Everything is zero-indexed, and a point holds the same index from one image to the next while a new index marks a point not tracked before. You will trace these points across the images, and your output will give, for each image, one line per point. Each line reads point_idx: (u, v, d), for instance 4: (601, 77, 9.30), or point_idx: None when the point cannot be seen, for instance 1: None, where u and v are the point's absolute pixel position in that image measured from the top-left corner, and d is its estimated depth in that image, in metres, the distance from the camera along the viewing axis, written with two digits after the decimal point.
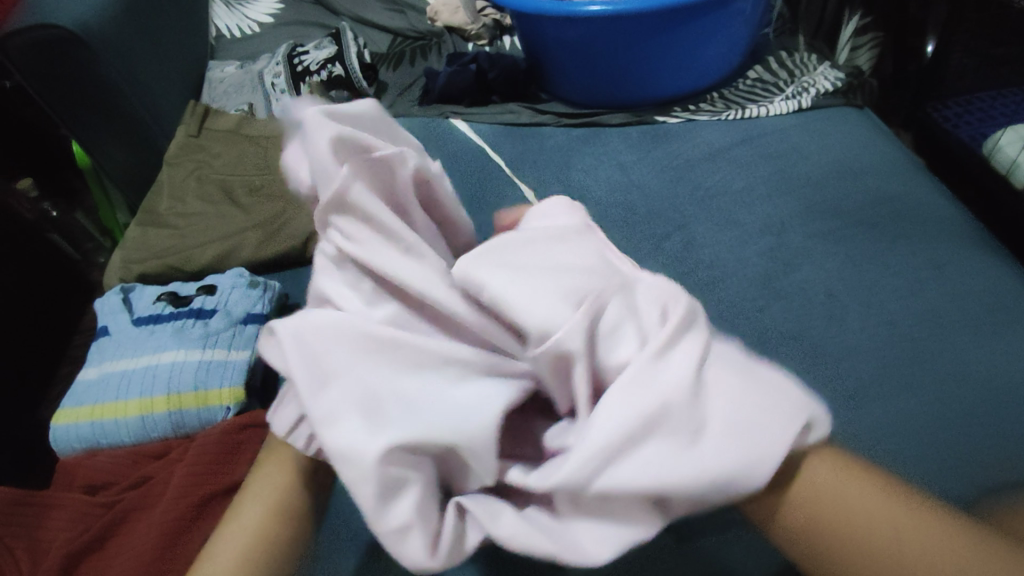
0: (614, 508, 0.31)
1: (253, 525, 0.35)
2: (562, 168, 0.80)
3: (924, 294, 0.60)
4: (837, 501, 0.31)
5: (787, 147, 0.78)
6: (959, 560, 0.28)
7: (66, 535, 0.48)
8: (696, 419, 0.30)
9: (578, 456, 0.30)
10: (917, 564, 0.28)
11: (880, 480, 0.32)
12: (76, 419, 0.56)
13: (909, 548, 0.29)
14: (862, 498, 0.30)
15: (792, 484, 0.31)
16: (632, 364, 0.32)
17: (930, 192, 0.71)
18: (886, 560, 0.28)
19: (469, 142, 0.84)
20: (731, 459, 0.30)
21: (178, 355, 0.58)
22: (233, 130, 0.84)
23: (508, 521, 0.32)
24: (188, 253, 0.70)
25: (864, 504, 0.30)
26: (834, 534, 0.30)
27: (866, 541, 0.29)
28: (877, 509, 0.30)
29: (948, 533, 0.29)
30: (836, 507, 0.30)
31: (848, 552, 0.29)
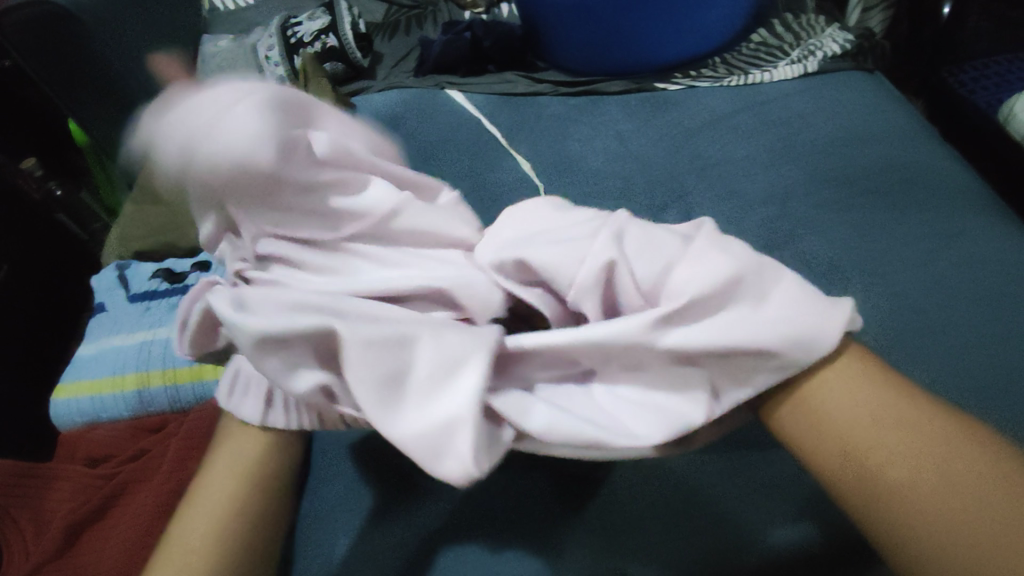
0: (672, 379, 0.32)
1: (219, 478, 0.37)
2: (558, 138, 0.78)
3: (929, 265, 0.59)
4: (858, 418, 0.28)
5: (791, 113, 0.76)
6: (971, 480, 0.25)
7: (67, 506, 0.50)
8: (760, 287, 0.31)
9: (637, 319, 0.32)
10: (924, 474, 0.26)
11: (914, 396, 0.29)
12: (74, 394, 0.57)
13: (915, 460, 0.26)
14: (885, 418, 0.28)
15: (798, 389, 0.30)
16: (675, 260, 0.33)
17: (940, 159, 0.69)
18: (879, 467, 0.27)
19: (464, 113, 0.83)
20: (784, 328, 0.30)
21: (172, 330, 0.59)
22: None
23: (541, 413, 0.33)
24: (184, 229, 0.70)
25: (883, 415, 0.28)
26: (837, 441, 0.28)
27: (865, 449, 0.27)
28: (886, 416, 0.28)
29: (968, 454, 0.26)
30: (852, 418, 0.28)
31: (848, 459, 0.28)
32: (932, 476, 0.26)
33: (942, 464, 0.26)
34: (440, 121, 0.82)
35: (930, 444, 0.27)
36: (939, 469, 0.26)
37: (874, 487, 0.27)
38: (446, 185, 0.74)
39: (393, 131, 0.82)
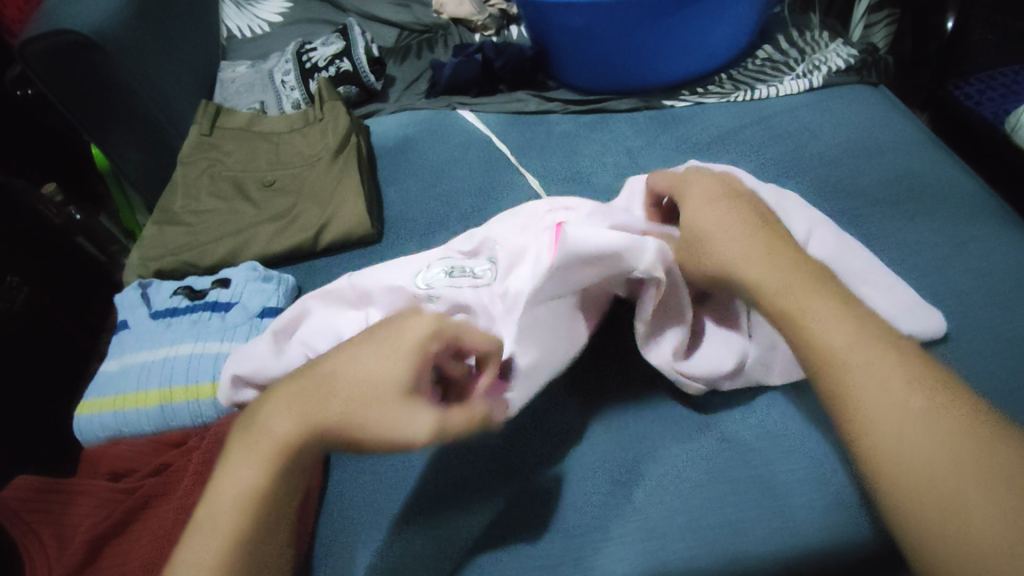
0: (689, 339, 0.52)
1: (223, 518, 0.37)
2: (568, 154, 0.80)
3: (943, 272, 0.60)
4: (930, 476, 0.30)
5: (799, 126, 0.77)
6: (931, 456, 0.31)
7: (90, 520, 0.50)
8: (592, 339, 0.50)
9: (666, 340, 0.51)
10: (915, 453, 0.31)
11: (947, 470, 0.30)
12: (98, 408, 0.57)
13: (924, 462, 0.31)
14: (938, 470, 0.30)
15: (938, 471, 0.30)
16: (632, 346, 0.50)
17: (947, 168, 0.70)
18: (919, 468, 0.31)
19: (474, 132, 0.84)
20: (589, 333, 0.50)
21: (195, 346, 0.59)
22: (245, 127, 0.85)
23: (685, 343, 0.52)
24: (203, 249, 0.72)
25: (936, 463, 0.31)
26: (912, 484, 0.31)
27: (925, 473, 0.31)
28: (939, 481, 0.30)
29: (931, 438, 0.31)
30: (869, 399, 0.34)
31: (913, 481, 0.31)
32: (921, 468, 0.31)
33: (962, 451, 0.30)
34: (453, 141, 0.83)
35: (994, 448, 0.30)
36: (907, 405, 0.33)
37: (897, 472, 0.31)
38: (459, 200, 0.76)
39: (406, 151, 0.84)
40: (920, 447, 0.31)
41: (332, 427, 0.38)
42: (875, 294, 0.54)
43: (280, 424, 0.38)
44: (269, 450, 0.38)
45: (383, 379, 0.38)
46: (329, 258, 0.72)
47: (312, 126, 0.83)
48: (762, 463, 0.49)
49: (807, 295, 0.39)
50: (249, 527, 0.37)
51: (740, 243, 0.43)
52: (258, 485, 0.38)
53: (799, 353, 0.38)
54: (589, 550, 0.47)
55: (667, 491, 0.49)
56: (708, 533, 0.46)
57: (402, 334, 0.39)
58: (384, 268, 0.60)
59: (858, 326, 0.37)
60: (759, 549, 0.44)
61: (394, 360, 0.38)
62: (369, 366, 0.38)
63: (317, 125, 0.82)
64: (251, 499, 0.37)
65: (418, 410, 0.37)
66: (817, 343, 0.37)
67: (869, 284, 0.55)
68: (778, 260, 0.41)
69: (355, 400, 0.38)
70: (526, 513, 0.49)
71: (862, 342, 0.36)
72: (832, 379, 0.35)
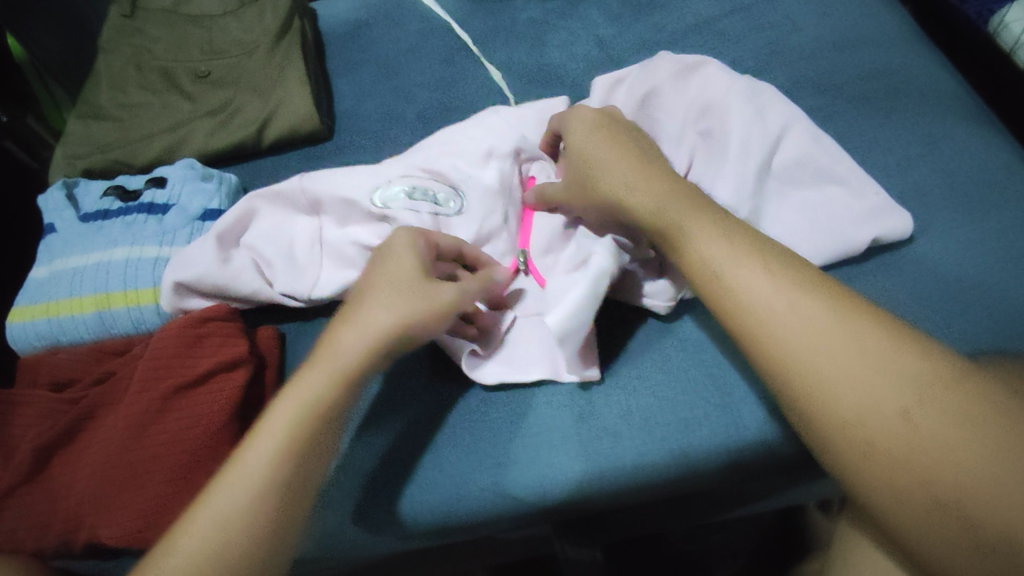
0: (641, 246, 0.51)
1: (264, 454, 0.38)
2: (534, 44, 0.73)
3: (913, 171, 0.58)
4: (860, 417, 0.33)
5: (782, 15, 0.72)
6: (845, 387, 0.34)
7: (34, 430, 0.48)
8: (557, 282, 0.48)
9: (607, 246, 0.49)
10: (832, 386, 0.34)
11: (858, 401, 0.34)
12: (31, 316, 0.54)
13: (841, 396, 0.34)
14: (862, 404, 0.33)
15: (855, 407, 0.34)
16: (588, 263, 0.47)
17: (929, 64, 0.67)
18: (839, 403, 0.34)
19: (431, 18, 0.76)
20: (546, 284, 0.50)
21: (131, 251, 0.55)
22: (172, 8, 0.75)
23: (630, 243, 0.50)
24: (134, 147, 0.65)
25: (852, 398, 0.34)
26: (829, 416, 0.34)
27: (842, 405, 0.34)
28: (855, 409, 0.34)
29: (847, 373, 0.34)
30: (784, 340, 0.36)
31: (831, 414, 0.34)
32: (842, 402, 0.34)
33: (873, 374, 0.34)
34: (408, 28, 0.76)
35: (898, 357, 0.34)
36: (825, 337, 0.35)
37: (816, 404, 0.35)
38: (415, 95, 0.70)
39: (357, 39, 0.76)
40: (839, 377, 0.34)
41: (365, 333, 0.41)
42: (856, 198, 0.52)
43: (344, 346, 0.41)
44: (312, 369, 0.41)
45: (401, 275, 0.43)
46: (275, 157, 0.67)
47: (250, 8, 0.74)
48: (719, 362, 0.49)
49: (713, 241, 0.41)
50: (306, 446, 0.39)
51: (639, 172, 0.46)
52: (313, 394, 0.40)
53: (726, 301, 0.39)
54: (546, 448, 0.47)
55: (624, 389, 0.49)
56: (666, 430, 0.46)
57: (405, 255, 0.44)
58: (339, 171, 0.54)
59: (766, 263, 0.39)
60: (710, 444, 0.46)
61: (403, 268, 0.44)
62: (386, 284, 0.43)
63: (255, 6, 0.73)
64: (296, 421, 0.39)
65: (446, 289, 0.43)
66: (741, 292, 0.39)
67: (847, 187, 0.53)
68: (656, 198, 0.44)
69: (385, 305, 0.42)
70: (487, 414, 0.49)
71: (780, 287, 0.38)
72: (754, 329, 0.38)
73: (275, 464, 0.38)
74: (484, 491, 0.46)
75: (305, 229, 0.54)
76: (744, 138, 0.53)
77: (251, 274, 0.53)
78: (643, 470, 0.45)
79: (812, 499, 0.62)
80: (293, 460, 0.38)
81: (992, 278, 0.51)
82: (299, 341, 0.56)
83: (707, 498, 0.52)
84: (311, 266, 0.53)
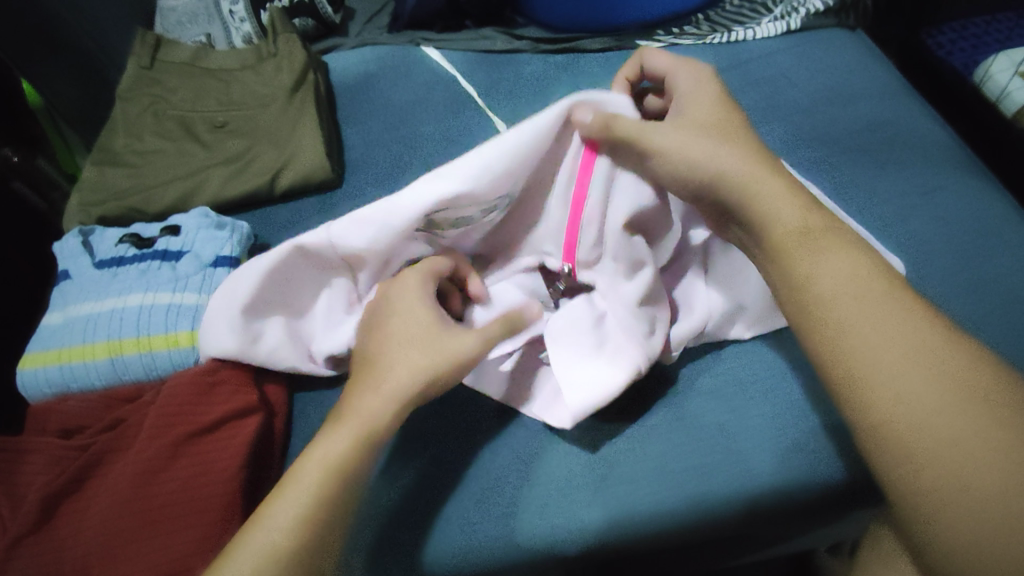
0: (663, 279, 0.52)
1: (310, 488, 0.39)
2: (538, 98, 0.76)
3: (907, 222, 0.60)
4: (914, 411, 0.33)
5: (775, 71, 0.75)
6: (905, 376, 0.34)
7: (43, 478, 0.48)
8: (599, 340, 0.48)
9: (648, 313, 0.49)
10: (889, 375, 0.34)
11: (917, 394, 0.33)
12: (43, 363, 0.55)
13: (899, 385, 0.34)
14: (922, 400, 0.33)
15: (907, 401, 0.33)
16: (637, 349, 0.47)
17: (919, 118, 0.70)
18: (888, 394, 0.34)
19: (440, 71, 0.80)
20: (587, 327, 0.48)
21: (145, 297, 0.56)
22: (190, 62, 0.78)
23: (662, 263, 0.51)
24: (148, 194, 0.67)
25: (916, 391, 0.33)
26: (878, 405, 0.34)
27: (894, 398, 0.34)
28: (910, 400, 0.33)
29: (916, 366, 0.34)
30: (855, 329, 0.36)
31: (880, 403, 0.34)
32: (901, 396, 0.33)
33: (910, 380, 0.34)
34: (417, 81, 0.79)
35: (939, 369, 0.33)
36: (895, 332, 0.35)
37: (868, 389, 0.35)
38: (425, 145, 0.72)
39: (368, 91, 0.79)
40: (874, 375, 0.35)
41: (394, 392, 0.43)
42: None
43: (373, 413, 0.42)
44: (336, 430, 0.41)
45: (411, 330, 0.45)
46: (288, 204, 0.69)
47: (265, 61, 0.77)
48: (727, 412, 0.50)
49: (808, 239, 0.40)
50: (338, 508, 0.39)
51: (711, 147, 0.44)
52: (343, 461, 0.40)
53: (800, 289, 0.39)
54: (557, 498, 0.47)
55: (633, 438, 0.49)
56: (676, 478, 0.47)
57: (405, 308, 0.46)
58: (365, 221, 0.48)
59: (847, 262, 0.39)
60: (720, 494, 0.46)
61: (416, 316, 0.45)
62: (398, 343, 0.44)
63: (270, 60, 0.76)
64: (323, 488, 0.39)
65: (434, 323, 0.45)
66: (822, 282, 0.38)
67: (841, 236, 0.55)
68: (733, 164, 0.43)
69: (399, 366, 0.43)
70: (493, 464, 0.49)
71: (859, 285, 0.38)
72: (830, 318, 0.37)
73: (313, 517, 0.38)
74: (494, 540, 0.46)
75: (341, 284, 0.53)
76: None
77: (288, 347, 0.52)
78: (653, 520, 0.46)
79: (825, 544, 0.62)
80: (327, 517, 0.39)
81: (989, 324, 0.53)
82: (309, 395, 0.56)
83: (716, 548, 0.51)
84: (345, 334, 0.52)
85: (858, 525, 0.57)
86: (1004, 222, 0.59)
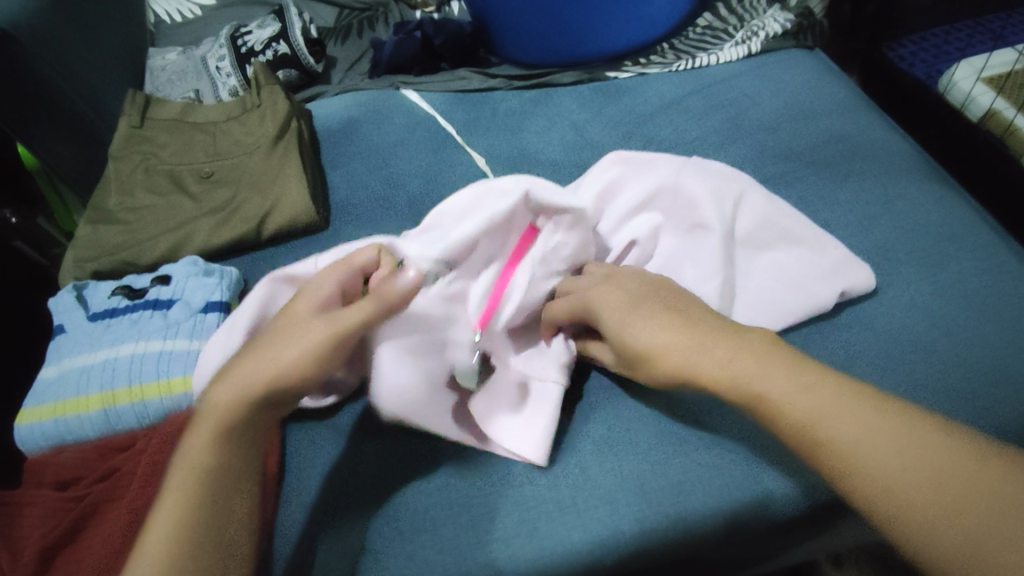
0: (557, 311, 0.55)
1: (173, 497, 0.39)
2: (514, 132, 0.79)
3: (874, 230, 0.62)
4: (933, 511, 0.33)
5: (740, 93, 0.78)
6: (900, 477, 0.35)
7: (40, 531, 0.49)
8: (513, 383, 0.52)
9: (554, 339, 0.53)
10: (890, 482, 0.35)
11: (916, 486, 0.34)
12: (39, 417, 0.56)
13: (902, 488, 0.34)
14: (928, 494, 0.34)
15: (919, 502, 0.34)
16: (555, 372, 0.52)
17: (881, 129, 0.72)
18: (901, 504, 0.34)
19: (418, 112, 0.83)
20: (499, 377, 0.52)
21: (136, 346, 0.57)
22: (178, 117, 0.81)
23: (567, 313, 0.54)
24: (139, 247, 0.69)
25: (914, 486, 0.34)
26: (904, 521, 0.34)
27: (908, 503, 0.34)
28: (920, 500, 0.34)
29: (899, 459, 0.35)
30: (836, 451, 0.37)
31: (902, 517, 0.34)
32: (909, 501, 0.34)
33: (878, 428, 0.37)
34: (397, 123, 0.82)
35: (908, 435, 0.36)
36: (870, 432, 0.36)
37: (880, 504, 0.35)
38: (405, 183, 0.75)
39: (350, 135, 0.82)
40: (860, 459, 0.36)
41: (247, 376, 0.43)
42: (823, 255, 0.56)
43: (218, 401, 0.42)
44: (194, 431, 0.42)
45: (278, 332, 0.45)
46: (275, 248, 0.71)
47: (249, 113, 0.80)
48: (709, 424, 0.51)
49: (768, 353, 0.41)
50: (199, 502, 0.39)
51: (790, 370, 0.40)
52: (202, 461, 0.41)
53: (776, 418, 0.39)
54: (545, 521, 0.47)
55: (615, 457, 0.50)
56: (660, 495, 0.47)
57: (296, 307, 0.47)
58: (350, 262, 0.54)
59: (802, 365, 0.40)
60: (702, 507, 0.47)
61: (291, 318, 0.46)
62: (263, 341, 0.45)
63: (255, 112, 0.79)
64: (189, 485, 0.40)
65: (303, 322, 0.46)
66: (794, 407, 0.39)
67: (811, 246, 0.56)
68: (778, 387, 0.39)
69: (256, 356, 0.44)
70: (480, 491, 0.50)
71: (808, 391, 0.39)
72: (813, 442, 0.38)
73: (185, 518, 0.39)
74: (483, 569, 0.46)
75: None
76: (683, 252, 0.57)
77: None
78: (639, 537, 0.46)
79: (823, 555, 0.62)
80: (193, 517, 0.39)
81: (959, 325, 0.54)
82: (302, 432, 0.56)
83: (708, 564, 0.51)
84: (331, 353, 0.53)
85: (851, 534, 0.57)
86: (966, 225, 0.61)
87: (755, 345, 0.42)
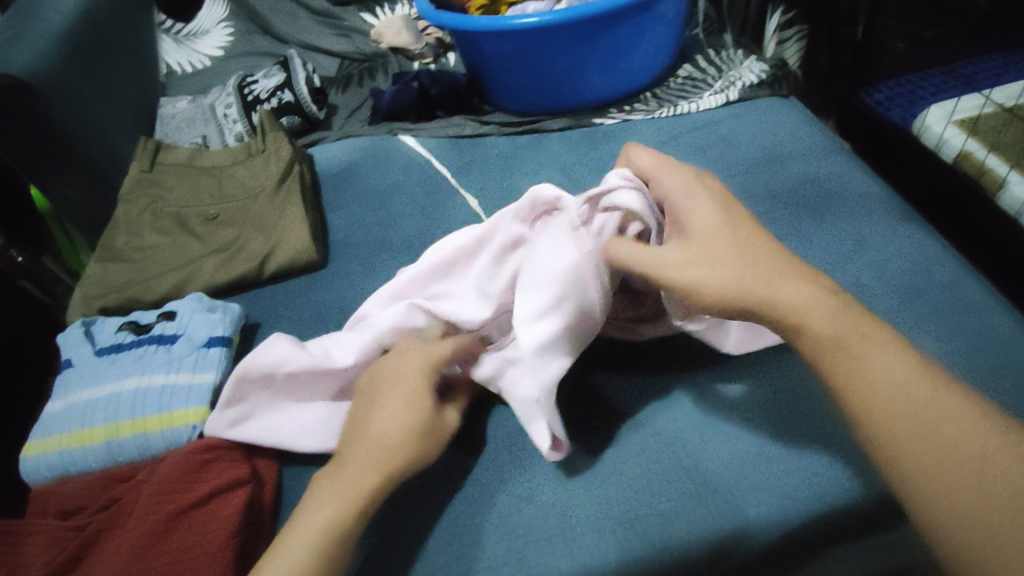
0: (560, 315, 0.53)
1: (299, 558, 0.43)
2: (506, 174, 0.83)
3: (846, 266, 0.65)
4: (977, 507, 0.35)
5: (719, 138, 0.83)
6: (955, 467, 0.37)
7: (42, 559, 0.50)
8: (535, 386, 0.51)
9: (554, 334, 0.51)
10: (944, 472, 0.37)
11: (973, 478, 0.36)
12: (44, 449, 0.58)
13: (953, 478, 0.36)
14: (973, 489, 0.36)
15: (963, 494, 0.36)
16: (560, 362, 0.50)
17: (853, 171, 0.76)
18: (946, 492, 0.36)
19: (415, 156, 0.87)
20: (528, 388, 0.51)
21: (141, 380, 0.60)
22: (186, 161, 0.86)
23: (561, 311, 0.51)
24: (146, 284, 0.72)
25: (964, 480, 0.36)
26: (941, 508, 0.36)
27: (951, 495, 0.36)
28: (967, 492, 0.36)
29: (958, 453, 0.37)
30: (895, 441, 0.39)
31: (939, 505, 0.36)
32: (954, 492, 0.36)
33: (945, 421, 0.38)
34: (395, 166, 0.86)
35: (972, 431, 0.38)
36: (934, 426, 0.38)
37: (927, 493, 0.37)
38: (402, 223, 0.78)
39: (349, 178, 0.86)
40: (922, 449, 0.38)
41: (370, 447, 0.47)
42: None
43: (353, 471, 0.46)
44: (318, 497, 0.46)
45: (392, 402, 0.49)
46: (276, 285, 0.74)
47: (255, 157, 0.84)
48: (694, 454, 0.52)
49: (850, 328, 0.42)
50: (328, 563, 0.43)
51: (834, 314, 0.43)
52: (336, 524, 0.44)
53: (854, 395, 0.41)
54: (532, 549, 0.49)
55: (604, 488, 0.51)
56: (645, 524, 0.49)
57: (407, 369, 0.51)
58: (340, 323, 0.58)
59: (884, 353, 0.42)
60: (687, 535, 0.48)
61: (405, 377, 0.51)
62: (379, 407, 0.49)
63: (260, 156, 0.84)
64: (319, 539, 0.44)
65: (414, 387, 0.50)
66: (875, 382, 0.40)
67: None
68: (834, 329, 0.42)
69: (380, 426, 0.48)
70: (469, 519, 0.51)
71: (903, 376, 0.40)
72: (878, 426, 0.39)
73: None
74: None
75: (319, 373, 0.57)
76: None
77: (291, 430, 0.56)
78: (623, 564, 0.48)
79: None
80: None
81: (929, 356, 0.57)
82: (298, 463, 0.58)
83: None
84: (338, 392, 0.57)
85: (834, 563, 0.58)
86: (934, 261, 0.65)
87: (845, 311, 0.43)
